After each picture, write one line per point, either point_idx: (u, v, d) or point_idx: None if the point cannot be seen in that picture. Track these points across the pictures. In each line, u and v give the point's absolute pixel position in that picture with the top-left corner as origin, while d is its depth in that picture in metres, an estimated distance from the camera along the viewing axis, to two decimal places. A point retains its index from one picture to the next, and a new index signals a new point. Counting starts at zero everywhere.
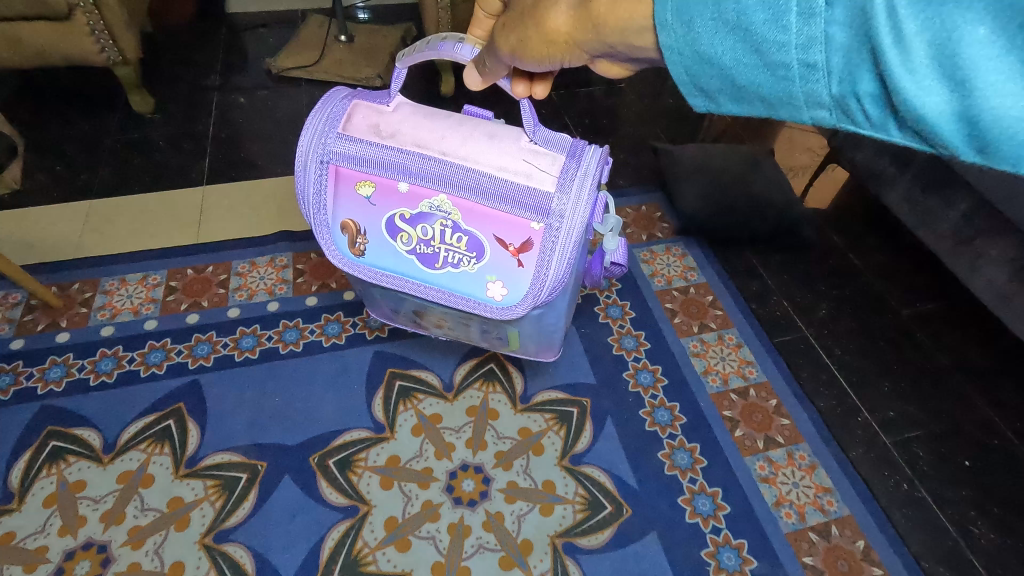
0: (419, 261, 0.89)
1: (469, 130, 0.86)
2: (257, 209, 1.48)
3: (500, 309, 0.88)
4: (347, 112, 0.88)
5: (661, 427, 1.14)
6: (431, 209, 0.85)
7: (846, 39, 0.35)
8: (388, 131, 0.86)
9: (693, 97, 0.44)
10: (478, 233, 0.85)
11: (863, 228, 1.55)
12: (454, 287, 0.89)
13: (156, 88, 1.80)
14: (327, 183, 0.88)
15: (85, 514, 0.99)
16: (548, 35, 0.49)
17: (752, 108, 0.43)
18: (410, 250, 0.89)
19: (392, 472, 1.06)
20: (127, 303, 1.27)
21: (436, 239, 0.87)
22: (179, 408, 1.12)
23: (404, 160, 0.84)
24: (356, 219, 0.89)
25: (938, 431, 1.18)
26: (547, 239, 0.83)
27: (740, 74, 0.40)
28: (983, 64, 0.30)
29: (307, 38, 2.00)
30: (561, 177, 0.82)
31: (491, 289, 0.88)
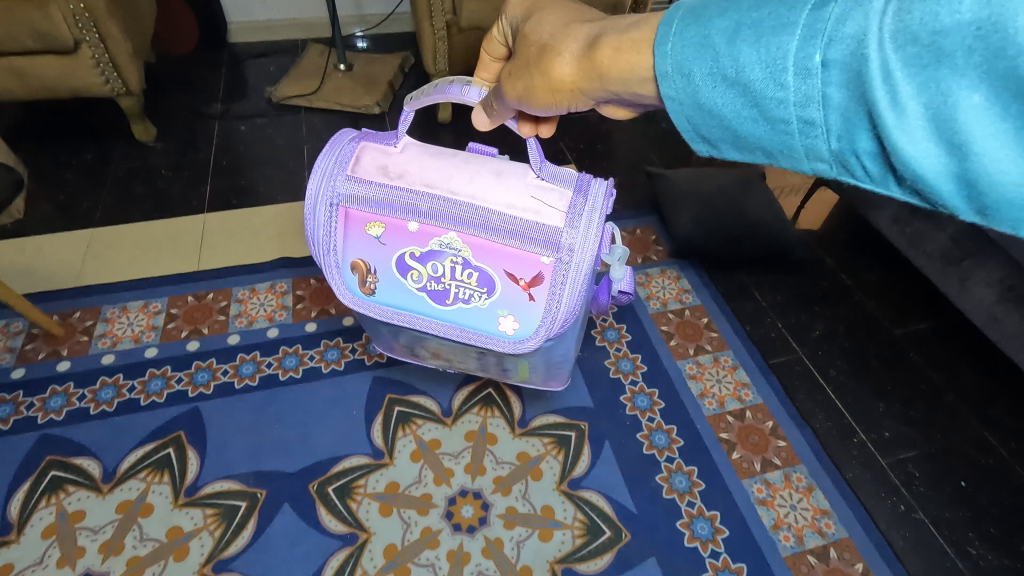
0: (430, 298, 0.91)
1: (477, 168, 0.88)
2: (258, 235, 1.50)
3: (512, 343, 0.90)
4: (355, 154, 0.90)
5: (658, 450, 1.15)
6: (441, 246, 0.87)
7: (843, 99, 0.35)
8: (397, 172, 0.88)
9: (696, 144, 0.46)
10: (489, 271, 0.87)
11: (854, 249, 1.58)
12: (465, 322, 0.91)
13: (158, 116, 1.84)
14: (337, 225, 0.90)
15: (83, 544, 0.99)
16: (554, 86, 0.55)
17: (754, 157, 0.44)
18: (420, 287, 0.90)
19: (392, 499, 1.06)
20: (128, 331, 1.28)
21: (447, 275, 0.89)
22: (179, 435, 1.12)
23: (414, 200, 0.85)
24: (367, 260, 0.90)
25: (934, 451, 1.18)
26: (557, 273, 0.85)
27: (740, 125, 0.42)
28: (980, 130, 0.30)
29: (308, 67, 2.05)
30: (569, 213, 0.84)
31: (503, 323, 0.89)
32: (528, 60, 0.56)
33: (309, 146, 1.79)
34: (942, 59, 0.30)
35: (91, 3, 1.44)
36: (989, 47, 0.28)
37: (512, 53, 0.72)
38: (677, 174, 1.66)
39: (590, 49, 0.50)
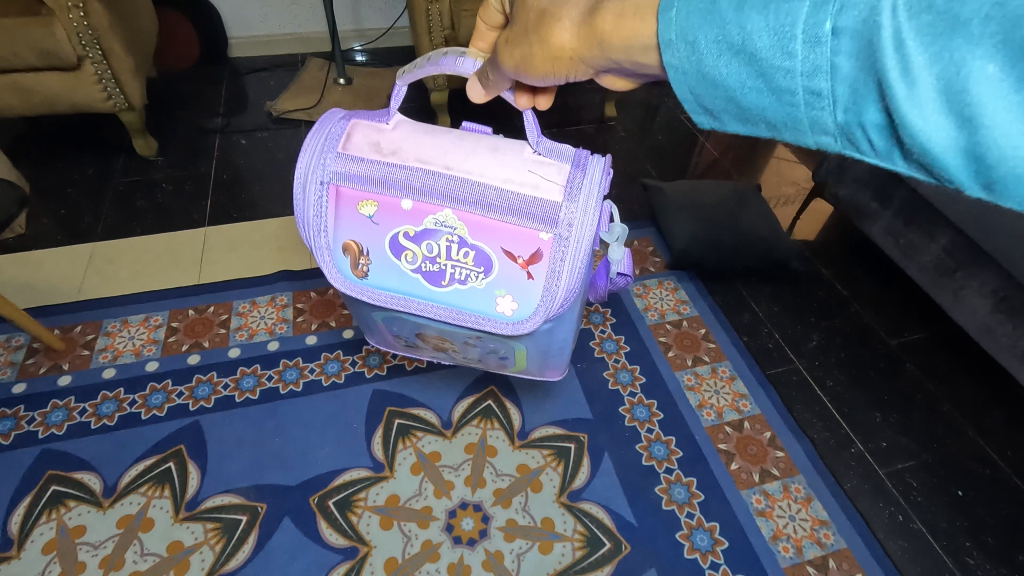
0: (424, 279, 0.91)
1: (472, 146, 0.90)
2: (258, 249, 1.51)
3: (511, 325, 0.91)
4: (346, 132, 0.91)
5: (657, 462, 1.16)
6: (436, 225, 0.88)
7: (851, 69, 0.35)
8: (389, 149, 0.89)
9: (697, 116, 0.46)
10: (486, 250, 0.88)
11: (849, 260, 1.60)
12: (461, 304, 0.91)
13: (159, 131, 1.86)
14: (328, 204, 0.90)
15: (84, 560, 0.99)
16: (553, 51, 0.54)
17: (758, 129, 0.44)
18: (415, 268, 0.91)
19: (392, 512, 1.07)
20: (128, 345, 1.28)
21: (442, 256, 0.89)
22: (179, 449, 1.13)
23: (407, 176, 0.87)
24: (359, 241, 0.91)
25: (931, 460, 1.19)
26: (557, 249, 0.86)
27: (744, 96, 0.41)
28: (992, 103, 0.30)
29: (308, 81, 2.07)
30: (567, 187, 0.85)
31: (500, 304, 0.90)
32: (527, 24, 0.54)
33: None
34: (957, 27, 0.30)
35: (95, 20, 1.46)
36: (1007, 15, 0.28)
37: (508, 22, 0.72)
38: (674, 187, 1.67)
39: (590, 17, 0.49)
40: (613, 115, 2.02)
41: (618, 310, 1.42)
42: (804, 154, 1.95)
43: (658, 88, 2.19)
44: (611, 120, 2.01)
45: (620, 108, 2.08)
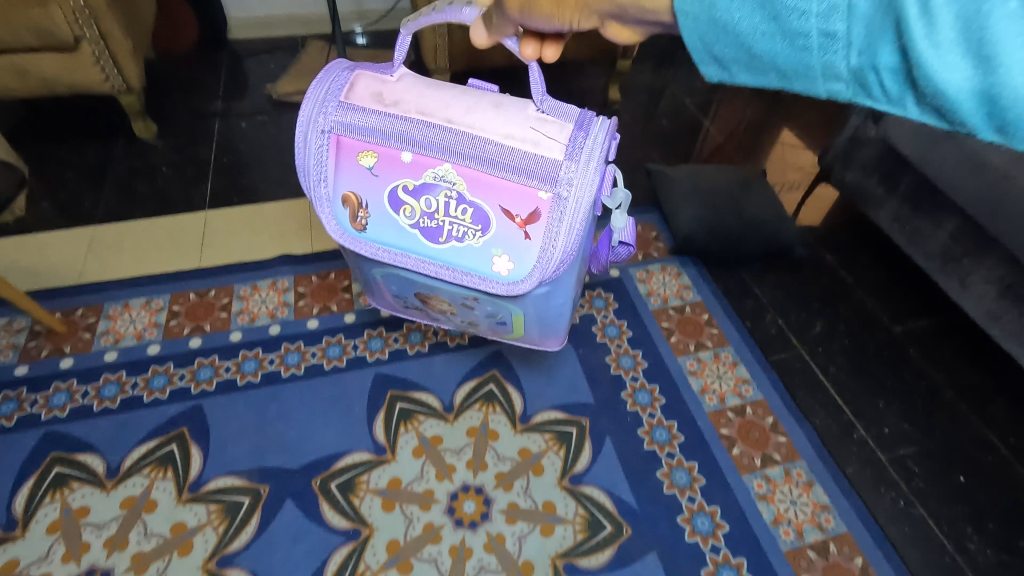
0: (422, 236, 0.90)
1: (475, 102, 0.89)
2: (259, 233, 1.50)
3: (506, 285, 0.90)
4: (350, 82, 0.90)
5: (658, 446, 1.15)
6: (436, 179, 0.87)
7: (867, 8, 0.33)
8: (391, 100, 0.88)
9: (705, 67, 0.42)
10: (485, 207, 0.87)
11: (854, 246, 1.58)
12: (457, 261, 0.90)
13: (159, 114, 1.84)
14: (329, 153, 0.89)
15: (88, 540, 1.00)
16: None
17: (766, 80, 0.41)
18: (413, 224, 0.90)
19: (393, 495, 1.07)
20: (130, 329, 1.28)
21: (440, 212, 0.88)
22: (182, 432, 1.13)
23: (409, 129, 0.86)
24: (359, 191, 0.90)
25: (933, 447, 1.19)
26: (555, 209, 0.85)
27: (755, 42, 0.38)
28: (1012, 40, 0.29)
29: (308, 64, 2.04)
30: (568, 146, 0.85)
31: (496, 263, 0.89)
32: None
33: None
34: None
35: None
36: None
37: None
38: (678, 171, 1.64)
39: None
40: (617, 99, 1.99)
41: (621, 295, 1.41)
42: (809, 140, 1.92)
43: (663, 72, 2.16)
44: (614, 105, 1.99)
45: (624, 92, 2.05)
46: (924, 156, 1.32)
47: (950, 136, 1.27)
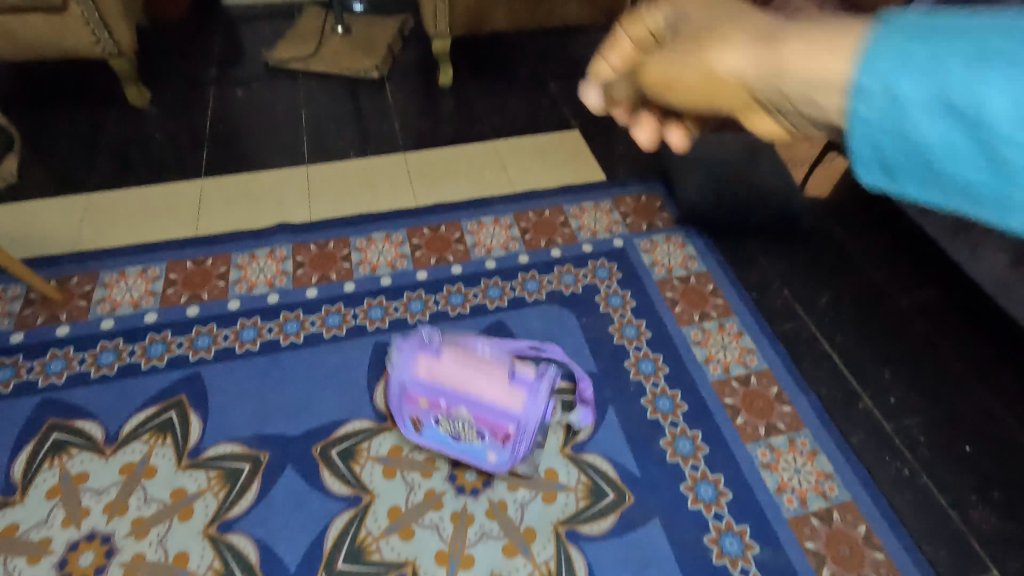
0: (445, 436, 1.03)
1: (484, 366, 1.01)
2: (257, 201, 1.48)
3: (490, 463, 1.03)
4: (413, 358, 1.02)
5: (662, 415, 1.14)
6: (452, 424, 1.01)
7: None
8: (437, 375, 1.00)
9: (864, 176, 0.28)
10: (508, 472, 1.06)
11: (863, 217, 1.55)
12: (463, 449, 1.03)
13: (152, 80, 1.79)
14: (394, 382, 1.04)
15: (88, 505, 0.99)
16: (706, 78, 0.40)
17: (949, 211, 0.26)
18: (440, 433, 1.03)
19: (395, 462, 1.06)
20: (127, 297, 1.26)
21: (458, 431, 1.01)
22: (181, 399, 1.12)
23: (440, 374, 1.00)
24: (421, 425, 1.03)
25: (939, 417, 1.18)
26: (519, 426, 0.99)
27: (954, 165, 0.25)
28: None
29: (304, 30, 1.99)
30: (529, 394, 1.00)
31: (485, 447, 1.02)
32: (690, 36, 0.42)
33: (308, 112, 1.74)
34: None
35: None
36: None
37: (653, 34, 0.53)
38: (684, 140, 1.59)
39: None
40: None
41: (625, 265, 1.40)
42: None
43: None
44: None
45: None
46: None
47: None
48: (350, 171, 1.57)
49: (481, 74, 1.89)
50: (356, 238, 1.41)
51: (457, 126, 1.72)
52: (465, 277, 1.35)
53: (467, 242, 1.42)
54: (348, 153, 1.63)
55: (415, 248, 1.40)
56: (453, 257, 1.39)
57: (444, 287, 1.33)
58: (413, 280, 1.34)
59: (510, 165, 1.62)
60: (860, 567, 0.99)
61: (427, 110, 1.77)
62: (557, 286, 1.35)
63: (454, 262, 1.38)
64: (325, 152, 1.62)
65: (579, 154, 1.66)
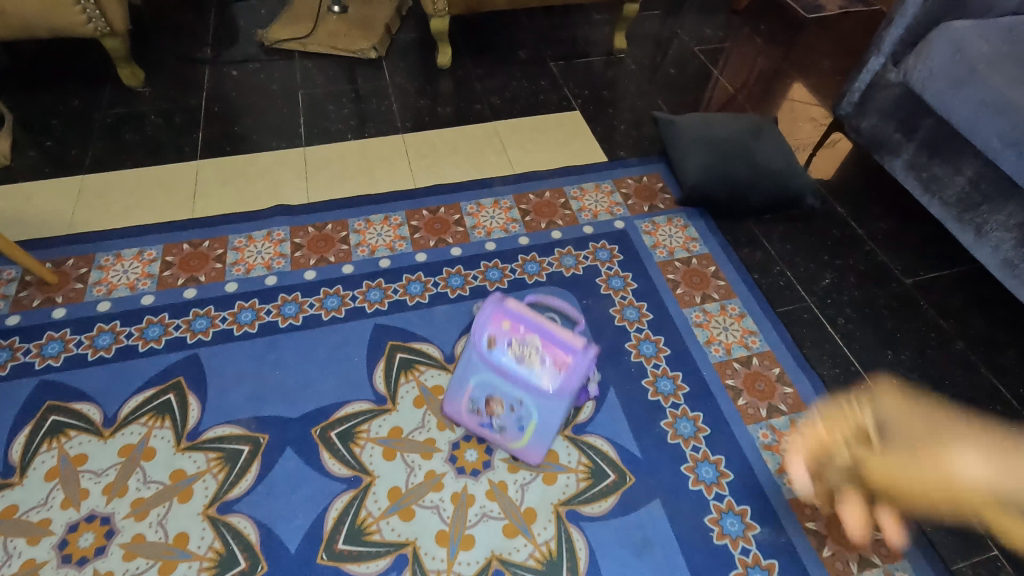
0: (505, 358, 0.97)
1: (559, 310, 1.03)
2: (254, 183, 1.46)
3: (541, 389, 0.96)
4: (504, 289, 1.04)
5: (663, 397, 1.14)
6: (522, 344, 0.96)
7: None
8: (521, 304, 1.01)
9: None
10: (525, 440, 1.01)
11: (867, 198, 1.53)
12: (513, 373, 0.97)
13: (145, 60, 1.76)
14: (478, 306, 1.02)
15: (87, 487, 0.99)
16: (943, 488, 0.64)
17: None
18: (502, 356, 0.97)
19: (395, 444, 1.06)
20: (123, 279, 1.25)
21: (523, 354, 0.96)
22: (178, 382, 1.11)
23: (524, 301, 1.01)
24: (490, 344, 0.98)
25: (942, 398, 1.18)
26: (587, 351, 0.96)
27: None
28: None
29: (300, 9, 1.95)
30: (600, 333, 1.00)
31: (539, 373, 0.96)
32: (914, 433, 0.69)
33: (304, 93, 1.72)
34: None
35: None
36: None
37: None
38: (687, 119, 1.56)
39: None
40: (623, 47, 1.91)
41: (626, 247, 1.38)
42: (822, 90, 1.86)
43: (671, 20, 2.07)
44: (620, 53, 1.91)
45: (631, 40, 1.97)
46: (945, 98, 1.26)
47: (975, 77, 1.22)
48: (348, 152, 1.55)
49: (480, 54, 1.86)
50: (354, 220, 1.40)
51: (456, 107, 1.69)
52: (465, 259, 1.34)
53: (467, 224, 1.41)
54: (346, 134, 1.60)
55: (414, 230, 1.39)
56: (453, 239, 1.38)
57: (444, 269, 1.32)
58: (413, 262, 1.32)
59: (510, 147, 1.59)
60: (861, 547, 0.99)
61: (425, 91, 1.74)
62: (557, 268, 1.33)
63: (453, 244, 1.37)
64: (322, 134, 1.60)
65: (580, 135, 1.64)
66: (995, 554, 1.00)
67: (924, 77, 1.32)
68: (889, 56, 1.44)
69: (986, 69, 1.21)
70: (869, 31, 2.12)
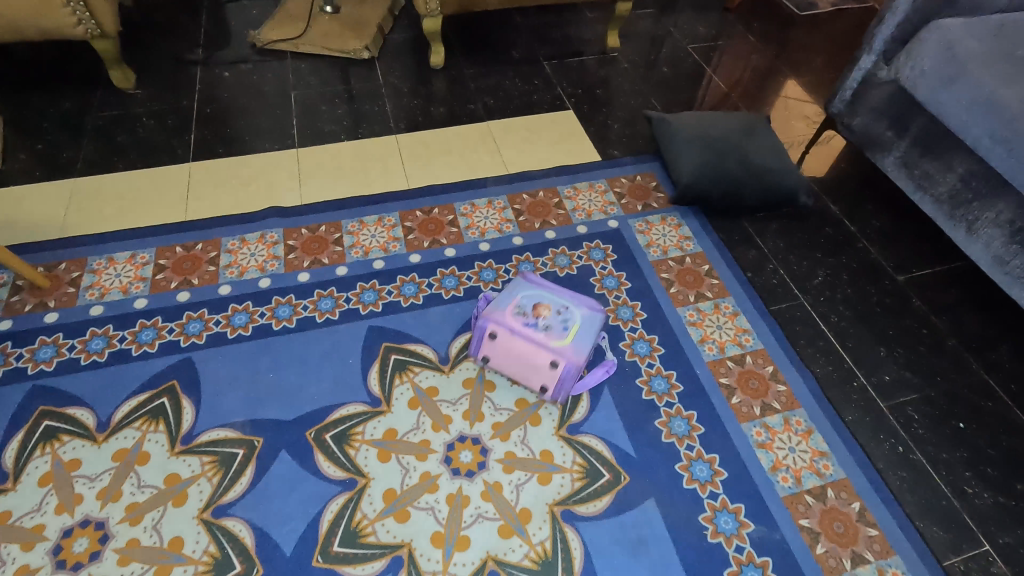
0: (552, 283, 1.17)
1: None
2: (246, 185, 1.45)
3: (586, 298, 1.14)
4: None
5: (657, 396, 1.14)
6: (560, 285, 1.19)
7: None
8: None
9: None
10: (570, 337, 1.07)
11: (859, 195, 1.54)
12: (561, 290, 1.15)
13: (137, 62, 1.75)
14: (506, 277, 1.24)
15: (81, 492, 0.98)
16: None
17: None
18: (549, 282, 1.17)
19: (389, 445, 1.06)
20: (116, 283, 1.25)
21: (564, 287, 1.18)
22: (172, 385, 1.11)
23: None
24: (539, 276, 1.19)
25: (934, 394, 1.18)
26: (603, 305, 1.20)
27: None
28: None
29: (292, 10, 1.94)
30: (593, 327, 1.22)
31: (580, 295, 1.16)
32: None
33: (297, 94, 1.71)
34: None
35: None
36: None
37: None
38: (680, 118, 1.57)
39: None
40: (617, 46, 1.91)
41: (620, 246, 1.39)
42: (814, 88, 1.86)
43: (665, 18, 2.07)
44: (613, 51, 1.91)
45: (624, 39, 1.97)
46: (936, 96, 1.27)
47: (965, 75, 1.22)
48: (341, 153, 1.54)
49: (473, 54, 1.86)
50: (348, 221, 1.39)
51: (450, 107, 1.69)
52: (459, 260, 1.34)
53: (461, 225, 1.41)
54: (339, 135, 1.60)
55: (408, 231, 1.38)
56: (447, 240, 1.37)
57: (438, 270, 1.32)
58: (407, 263, 1.32)
59: (504, 147, 1.59)
60: (854, 543, 1.00)
61: (419, 91, 1.74)
62: (552, 268, 1.33)
63: (447, 245, 1.37)
64: (316, 135, 1.59)
65: (574, 135, 1.64)
66: (988, 550, 1.00)
67: (915, 75, 1.32)
68: (880, 54, 1.44)
69: (976, 67, 1.21)
70: (861, 29, 2.12)
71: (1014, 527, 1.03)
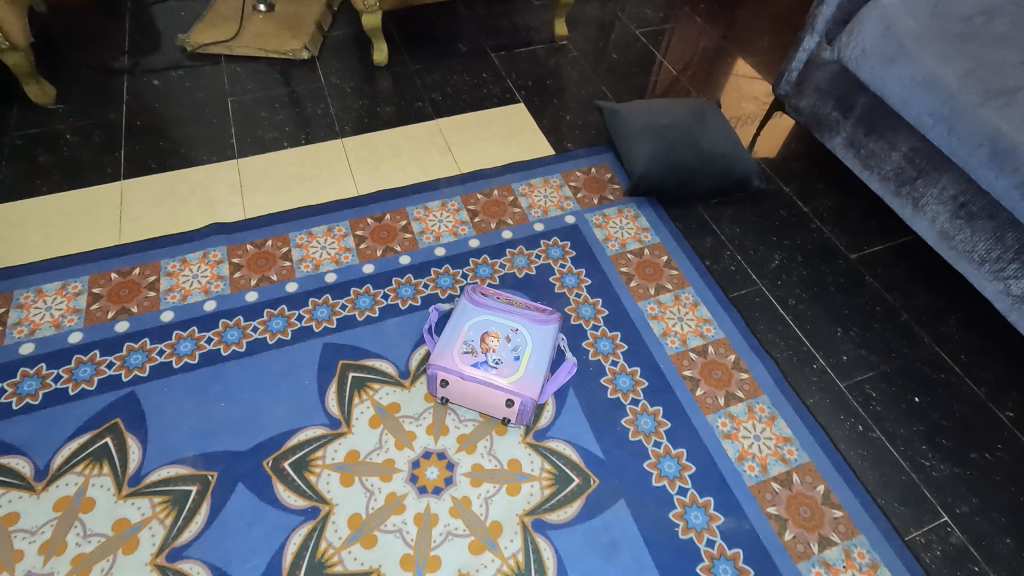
0: (499, 301, 1.15)
1: None
2: (184, 201, 1.38)
3: (535, 314, 1.12)
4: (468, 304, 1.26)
5: (622, 394, 1.13)
6: (509, 300, 1.17)
7: None
8: None
9: None
10: (521, 369, 1.05)
11: (810, 175, 1.55)
12: (508, 311, 1.12)
13: (56, 74, 1.63)
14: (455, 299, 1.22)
15: (21, 547, 0.92)
16: None
17: None
18: (495, 300, 1.15)
19: (352, 468, 1.02)
20: (46, 317, 1.17)
21: (513, 302, 1.17)
22: (116, 424, 1.05)
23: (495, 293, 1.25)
24: (484, 294, 1.16)
25: (889, 370, 1.21)
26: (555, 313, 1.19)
27: None
28: None
29: (223, 10, 1.84)
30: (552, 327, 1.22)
31: (529, 309, 1.15)
32: None
33: (234, 100, 1.62)
34: None
35: None
36: None
37: None
38: (631, 107, 1.54)
39: None
40: (565, 34, 1.87)
41: (578, 242, 1.37)
42: (762, 67, 1.87)
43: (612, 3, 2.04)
44: (562, 39, 1.87)
45: (572, 26, 1.93)
46: (878, 76, 1.28)
47: (904, 54, 1.23)
48: (285, 162, 1.48)
49: (418, 49, 1.80)
50: (296, 234, 1.34)
51: (397, 106, 1.63)
52: (414, 267, 1.30)
53: (415, 230, 1.36)
54: (282, 142, 1.53)
55: (360, 240, 1.34)
56: (401, 247, 1.33)
57: (394, 280, 1.27)
58: (360, 275, 1.28)
59: (455, 145, 1.55)
60: (820, 527, 1.01)
61: (363, 91, 1.67)
62: (510, 269, 1.31)
63: (402, 252, 1.32)
64: (255, 143, 1.52)
65: (526, 129, 1.60)
66: (946, 521, 1.03)
67: (857, 55, 1.32)
68: (822, 34, 1.45)
69: (914, 45, 1.22)
70: (805, 6, 2.13)
71: (970, 496, 1.06)
